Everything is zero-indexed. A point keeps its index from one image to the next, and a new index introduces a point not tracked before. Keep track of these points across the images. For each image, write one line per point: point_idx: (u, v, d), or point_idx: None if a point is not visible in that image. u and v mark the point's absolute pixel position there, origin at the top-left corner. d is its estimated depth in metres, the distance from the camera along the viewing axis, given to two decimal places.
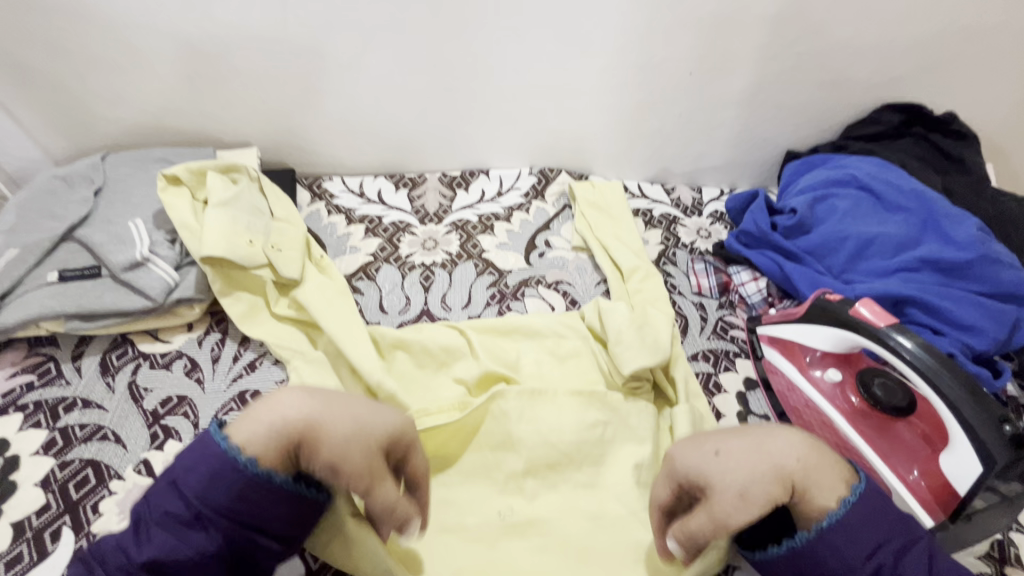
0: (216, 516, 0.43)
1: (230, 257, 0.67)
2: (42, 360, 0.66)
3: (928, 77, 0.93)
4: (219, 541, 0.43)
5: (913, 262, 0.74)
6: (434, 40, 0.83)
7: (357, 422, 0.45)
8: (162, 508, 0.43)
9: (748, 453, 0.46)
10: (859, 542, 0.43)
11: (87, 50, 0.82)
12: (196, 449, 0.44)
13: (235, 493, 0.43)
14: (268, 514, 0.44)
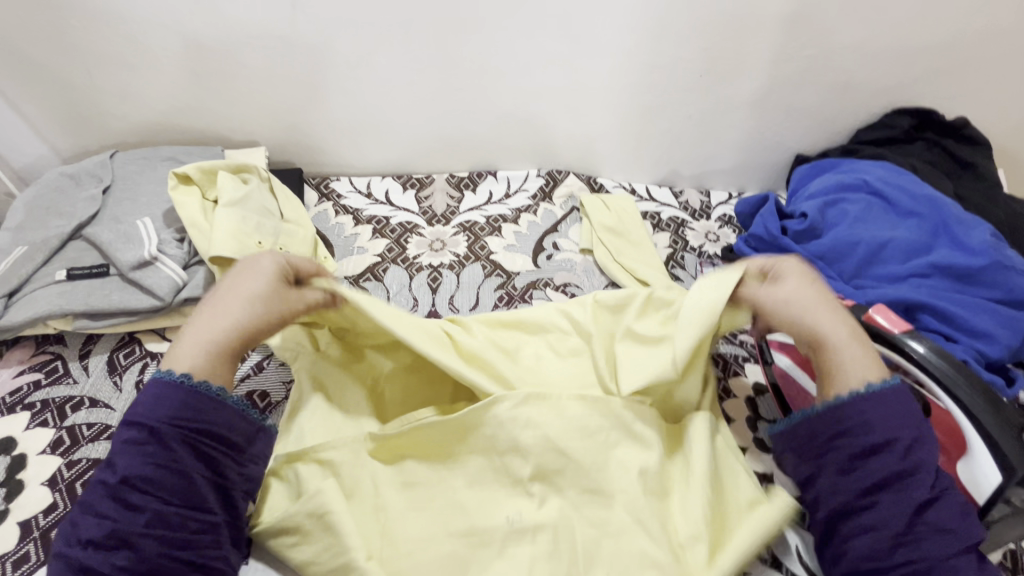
0: (169, 426, 0.45)
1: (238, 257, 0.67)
2: (49, 358, 0.66)
3: (940, 81, 0.93)
4: (178, 442, 0.45)
5: (925, 268, 0.73)
6: (443, 40, 0.83)
7: (251, 294, 0.52)
8: (120, 438, 0.46)
9: (815, 303, 0.55)
10: (851, 418, 0.49)
11: (96, 48, 0.82)
12: (143, 394, 0.48)
13: (180, 401, 0.46)
14: (218, 420, 0.48)
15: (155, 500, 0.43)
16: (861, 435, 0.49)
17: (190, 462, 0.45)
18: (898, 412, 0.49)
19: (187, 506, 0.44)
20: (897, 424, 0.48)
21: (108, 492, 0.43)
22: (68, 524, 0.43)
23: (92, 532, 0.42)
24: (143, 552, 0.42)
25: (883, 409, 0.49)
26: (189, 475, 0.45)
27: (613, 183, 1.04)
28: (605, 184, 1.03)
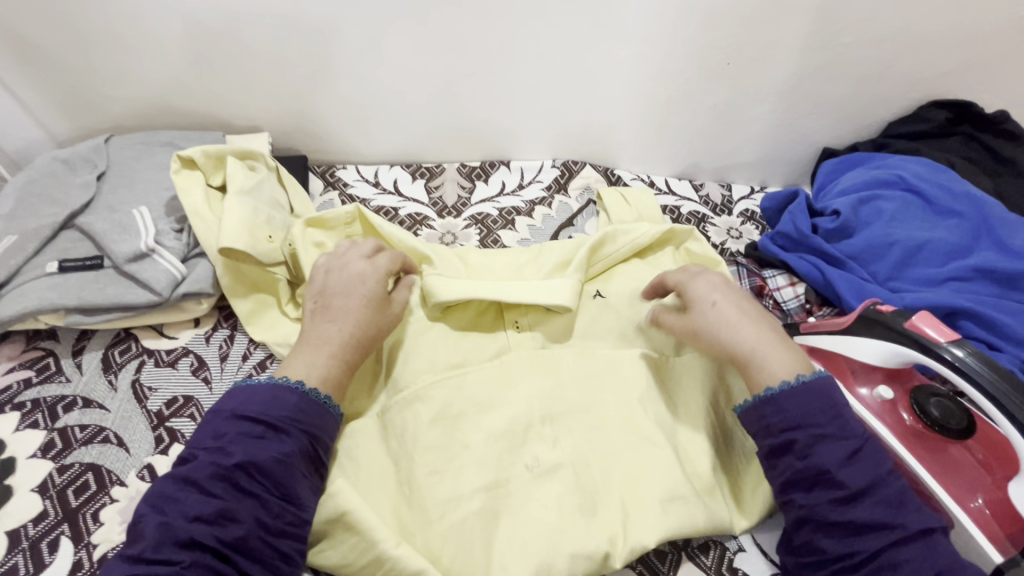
0: (289, 424, 0.51)
1: (251, 252, 0.63)
2: (40, 355, 0.62)
3: (980, 72, 0.88)
4: (297, 442, 0.51)
5: (966, 271, 0.70)
6: (458, 21, 0.78)
7: (366, 303, 0.60)
8: (231, 430, 0.49)
9: (725, 320, 0.58)
10: (788, 414, 0.52)
11: (89, 26, 0.77)
12: (249, 391, 0.52)
13: (295, 404, 0.52)
14: (324, 425, 0.53)
15: (266, 487, 0.48)
16: (797, 434, 0.51)
17: (295, 465, 0.50)
18: (828, 410, 0.51)
19: (282, 503, 0.48)
20: (821, 420, 0.51)
21: (217, 474, 0.46)
22: (167, 498, 0.45)
23: (197, 513, 0.44)
24: (236, 539, 0.45)
25: (805, 407, 0.52)
26: (280, 482, 0.48)
27: (631, 175, 1.00)
28: (623, 176, 0.98)
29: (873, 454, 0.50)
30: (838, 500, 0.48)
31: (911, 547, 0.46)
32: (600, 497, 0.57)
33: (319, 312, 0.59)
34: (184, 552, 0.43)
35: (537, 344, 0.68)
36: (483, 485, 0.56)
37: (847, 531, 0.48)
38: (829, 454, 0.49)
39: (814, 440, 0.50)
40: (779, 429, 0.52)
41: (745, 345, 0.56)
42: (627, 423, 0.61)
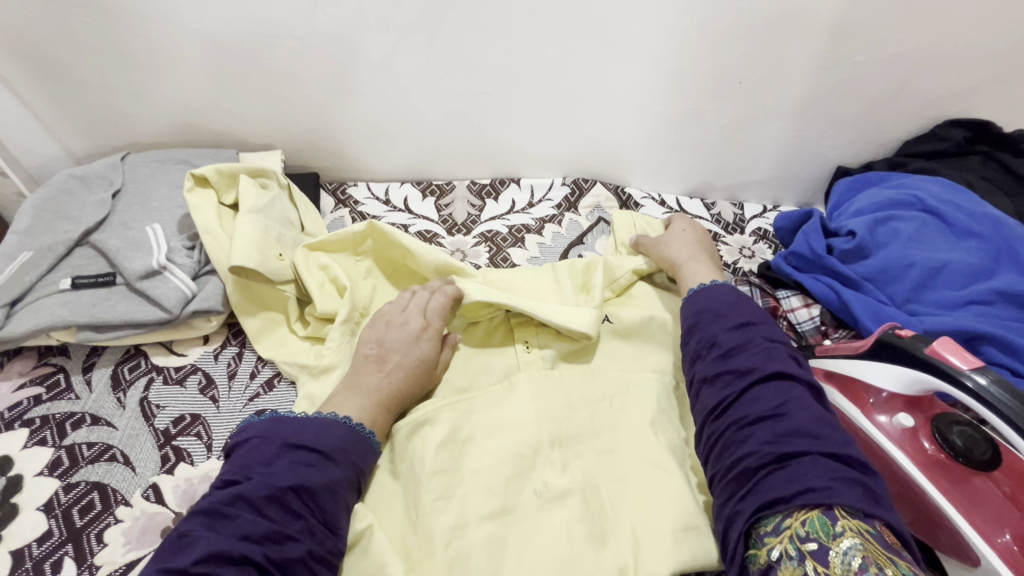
0: (340, 454, 0.52)
1: (261, 270, 0.63)
2: (51, 371, 0.63)
3: (999, 91, 0.87)
4: (344, 472, 0.51)
5: (987, 294, 0.68)
6: (470, 42, 0.79)
7: (420, 365, 0.61)
8: (286, 456, 0.50)
9: (682, 242, 0.76)
10: (700, 304, 0.64)
11: (110, 47, 0.79)
12: (300, 421, 0.53)
13: (344, 437, 0.53)
14: (366, 459, 0.54)
15: (319, 513, 0.48)
16: (698, 318, 0.63)
17: (340, 494, 0.50)
18: (729, 302, 0.63)
19: (326, 532, 0.48)
20: (722, 309, 0.62)
21: (271, 496, 0.47)
22: (220, 515, 0.44)
23: (250, 532, 0.44)
24: (284, 561, 0.44)
25: (722, 304, 0.63)
26: (327, 510, 0.48)
27: (642, 194, 0.99)
28: (633, 195, 0.98)
29: (757, 330, 0.59)
30: (718, 358, 0.57)
31: (765, 388, 0.53)
32: (610, 525, 0.56)
33: (374, 360, 0.60)
34: (235, 569, 0.42)
35: (547, 365, 0.67)
36: (491, 511, 0.55)
37: (725, 380, 0.55)
38: (717, 326, 0.60)
39: (712, 320, 0.61)
40: (692, 313, 0.64)
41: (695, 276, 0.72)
42: (638, 447, 0.60)
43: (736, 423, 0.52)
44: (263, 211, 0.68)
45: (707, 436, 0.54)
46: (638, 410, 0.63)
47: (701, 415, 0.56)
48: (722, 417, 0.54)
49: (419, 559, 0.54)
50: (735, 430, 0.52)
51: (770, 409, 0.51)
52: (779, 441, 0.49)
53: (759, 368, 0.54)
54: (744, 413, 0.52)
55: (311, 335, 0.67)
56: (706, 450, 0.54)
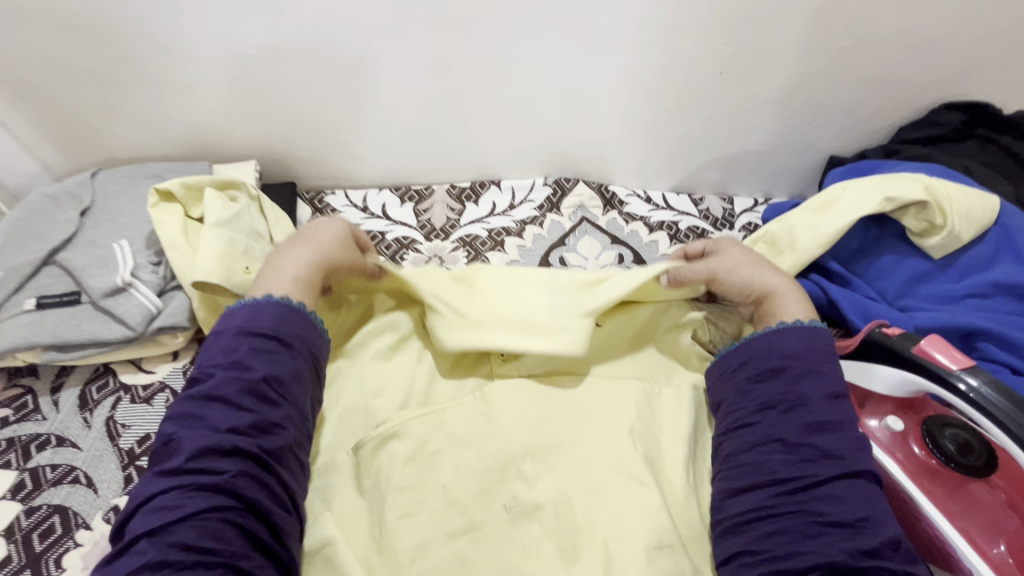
0: (299, 340, 0.54)
1: (224, 285, 0.62)
2: (19, 392, 0.62)
3: (997, 72, 0.83)
4: (304, 360, 0.54)
5: (985, 287, 0.64)
6: (437, 42, 0.77)
7: (338, 235, 0.64)
8: (243, 346, 0.51)
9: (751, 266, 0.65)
10: (783, 349, 0.56)
11: (78, 63, 0.78)
12: (251, 306, 0.54)
13: (301, 323, 0.55)
14: (319, 340, 0.56)
15: (289, 399, 0.51)
16: (792, 365, 0.55)
17: (304, 381, 0.53)
18: (821, 353, 0.56)
19: (301, 416, 0.52)
20: (814, 357, 0.55)
21: (242, 389, 0.50)
22: (195, 416, 0.48)
23: (231, 425, 0.48)
24: (275, 447, 0.49)
25: (798, 346, 0.56)
26: (296, 397, 0.52)
27: (626, 192, 0.97)
28: (617, 193, 0.96)
29: (845, 403, 0.54)
30: (805, 427, 0.51)
31: (854, 484, 0.48)
32: (581, 541, 0.53)
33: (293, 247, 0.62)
34: (226, 460, 0.46)
35: (522, 374, 0.65)
36: (458, 527, 0.54)
37: (804, 456, 0.50)
38: (813, 385, 0.53)
39: (803, 374, 0.54)
40: (777, 358, 0.56)
41: (768, 287, 0.63)
42: (613, 458, 0.58)
43: (813, 514, 0.47)
44: (228, 223, 0.67)
45: (761, 505, 0.49)
46: (613, 417, 0.60)
47: (762, 480, 0.50)
48: (788, 499, 0.49)
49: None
50: (808, 522, 0.47)
51: (856, 516, 0.47)
52: (858, 552, 0.45)
53: (848, 459, 0.50)
54: (825, 510, 0.47)
55: None
56: (750, 518, 0.49)
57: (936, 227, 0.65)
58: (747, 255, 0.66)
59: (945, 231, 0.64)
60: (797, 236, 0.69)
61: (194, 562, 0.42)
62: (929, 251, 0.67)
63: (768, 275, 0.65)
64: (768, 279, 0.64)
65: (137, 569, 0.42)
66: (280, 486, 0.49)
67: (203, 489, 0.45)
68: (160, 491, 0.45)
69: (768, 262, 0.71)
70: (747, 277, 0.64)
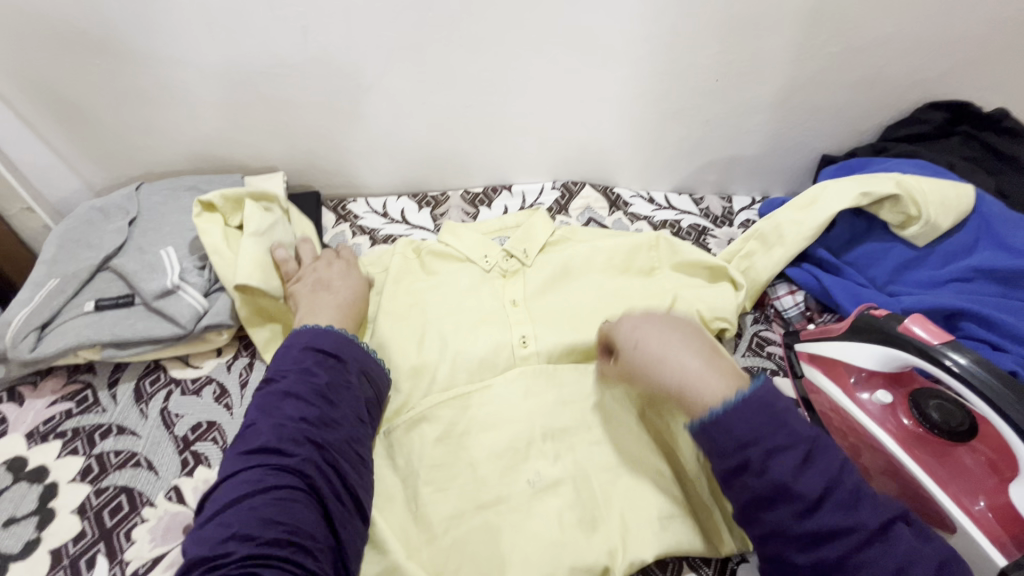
0: (354, 359, 0.60)
1: (263, 287, 0.68)
2: (80, 387, 0.68)
3: (975, 72, 0.88)
4: (360, 375, 0.60)
5: (966, 272, 0.68)
6: (453, 58, 0.83)
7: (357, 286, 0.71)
8: (309, 358, 0.58)
9: (657, 356, 0.54)
10: (733, 434, 0.46)
11: (122, 86, 0.84)
12: (318, 332, 0.61)
13: (353, 349, 0.61)
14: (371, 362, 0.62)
15: (349, 402, 0.57)
16: (751, 453, 0.46)
17: (361, 391, 0.59)
18: (772, 416, 0.46)
19: (359, 418, 0.57)
20: (770, 431, 0.46)
21: (312, 390, 0.55)
22: (272, 407, 0.53)
23: (303, 418, 0.52)
24: (336, 439, 0.53)
25: (749, 422, 0.46)
26: (355, 403, 0.57)
27: (630, 193, 1.02)
28: (622, 194, 1.02)
29: (825, 454, 0.46)
30: (798, 514, 0.44)
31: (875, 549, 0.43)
32: (600, 511, 0.58)
33: (321, 290, 0.68)
34: (298, 447, 0.50)
35: (541, 361, 0.68)
36: (486, 500, 0.59)
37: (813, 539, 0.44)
38: (782, 467, 0.45)
39: (768, 456, 0.45)
40: (734, 448, 0.46)
41: (676, 379, 0.52)
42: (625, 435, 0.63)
43: None
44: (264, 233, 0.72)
45: None
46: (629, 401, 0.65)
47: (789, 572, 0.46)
48: None
49: (420, 549, 0.57)
50: None
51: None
52: None
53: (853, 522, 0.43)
54: None
55: None
56: None
57: (913, 218, 0.70)
58: (640, 347, 0.56)
59: (921, 221, 0.69)
60: (784, 232, 0.76)
61: (274, 538, 0.43)
62: (912, 240, 0.71)
63: (675, 349, 0.54)
64: (676, 357, 0.53)
65: (224, 537, 0.43)
66: (346, 478, 0.52)
67: (282, 468, 0.48)
68: (244, 468, 0.48)
69: (760, 256, 0.77)
70: (659, 374, 0.53)
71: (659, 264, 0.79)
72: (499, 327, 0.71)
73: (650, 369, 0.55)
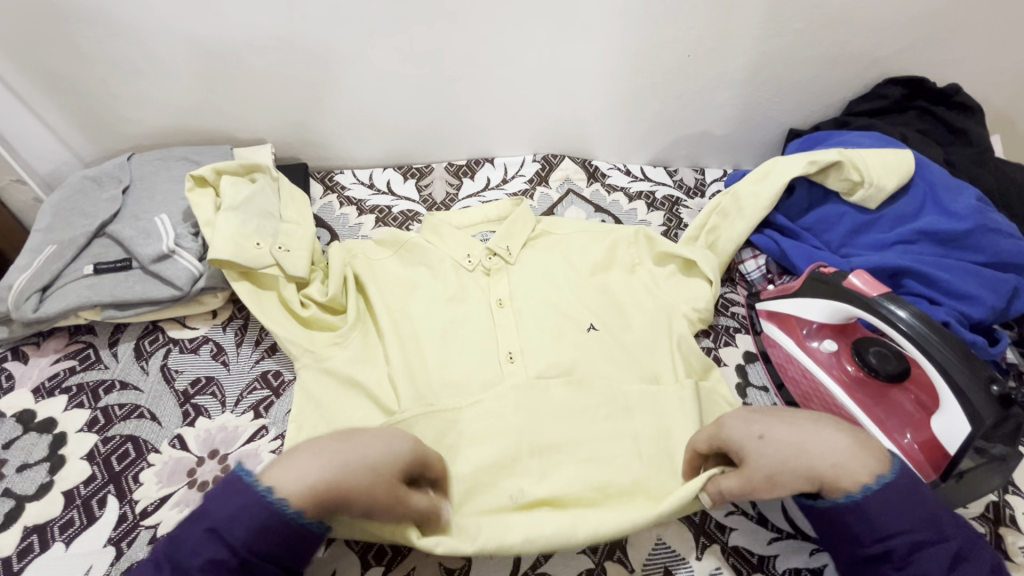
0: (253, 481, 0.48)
1: (235, 259, 0.70)
2: (82, 347, 0.71)
3: (931, 49, 0.93)
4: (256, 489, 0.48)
5: (910, 235, 0.74)
6: (436, 32, 0.85)
7: (386, 449, 0.52)
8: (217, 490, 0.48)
9: (790, 436, 0.52)
10: (882, 526, 0.48)
11: (109, 58, 0.86)
12: (245, 493, 0.47)
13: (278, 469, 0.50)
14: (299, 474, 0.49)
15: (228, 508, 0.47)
16: (895, 543, 0.47)
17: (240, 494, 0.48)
18: (929, 515, 0.47)
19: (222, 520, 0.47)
20: (913, 524, 0.47)
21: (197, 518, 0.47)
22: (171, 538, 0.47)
23: (212, 554, 0.45)
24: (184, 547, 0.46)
25: (899, 517, 0.48)
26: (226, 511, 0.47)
27: (608, 165, 1.07)
28: (600, 167, 1.06)
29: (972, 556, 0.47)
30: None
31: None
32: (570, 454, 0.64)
33: (337, 438, 0.52)
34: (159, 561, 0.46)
35: (519, 319, 0.73)
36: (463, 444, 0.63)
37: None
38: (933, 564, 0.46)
39: (911, 550, 0.47)
40: (871, 539, 0.49)
41: (826, 462, 0.50)
42: (598, 386, 0.67)
43: None
44: (243, 206, 0.75)
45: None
46: (604, 357, 0.70)
47: None
48: None
49: None
50: None
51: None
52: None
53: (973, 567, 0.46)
54: None
55: (315, 316, 0.72)
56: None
57: (857, 183, 0.76)
58: (763, 435, 0.53)
59: (866, 185, 0.75)
60: (742, 203, 0.81)
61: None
62: (862, 204, 0.77)
63: (813, 429, 0.52)
64: (816, 437, 0.52)
65: None
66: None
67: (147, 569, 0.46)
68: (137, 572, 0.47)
69: (724, 229, 0.83)
70: (806, 457, 0.51)
71: (640, 260, 0.80)
72: (487, 349, 0.70)
73: (787, 452, 0.51)
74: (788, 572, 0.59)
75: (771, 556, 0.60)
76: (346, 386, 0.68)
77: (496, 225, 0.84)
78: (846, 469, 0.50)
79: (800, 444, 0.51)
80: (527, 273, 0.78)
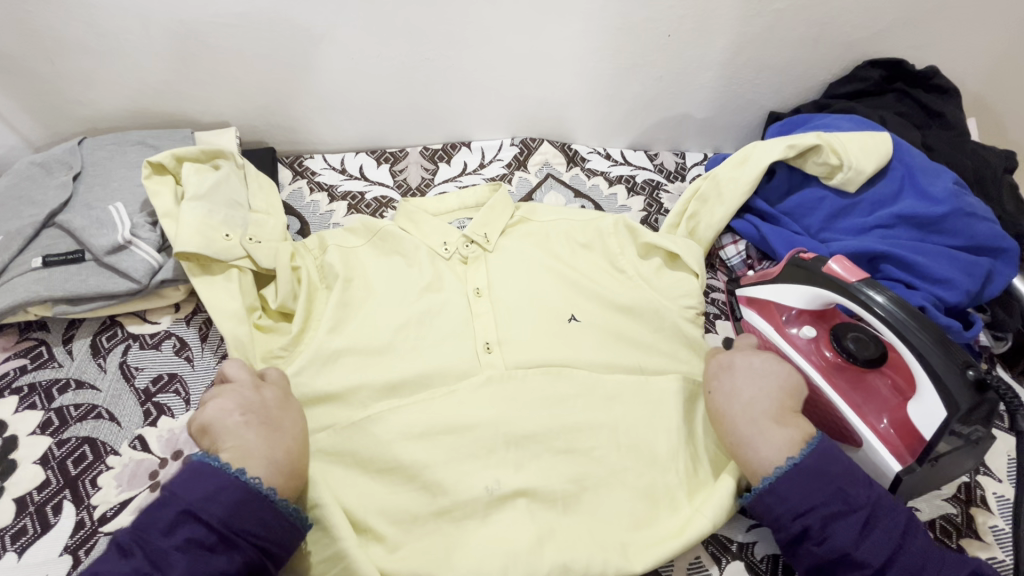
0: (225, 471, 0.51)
1: (204, 251, 0.67)
2: (33, 344, 0.67)
3: (912, 31, 0.92)
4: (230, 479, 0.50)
5: (889, 219, 0.74)
6: (407, 9, 0.81)
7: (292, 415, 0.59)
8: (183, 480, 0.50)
9: (727, 404, 0.61)
10: (792, 502, 0.54)
11: (55, 34, 0.80)
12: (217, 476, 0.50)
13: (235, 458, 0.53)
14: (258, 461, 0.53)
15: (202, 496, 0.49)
16: (809, 519, 0.53)
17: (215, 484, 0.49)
18: (833, 489, 0.53)
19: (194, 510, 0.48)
20: (824, 499, 0.53)
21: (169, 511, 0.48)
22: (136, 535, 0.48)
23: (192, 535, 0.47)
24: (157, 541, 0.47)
25: (804, 492, 0.53)
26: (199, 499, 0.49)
27: (588, 149, 1.05)
28: (580, 150, 1.04)
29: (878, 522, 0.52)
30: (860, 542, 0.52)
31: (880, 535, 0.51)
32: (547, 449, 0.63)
33: (258, 425, 0.56)
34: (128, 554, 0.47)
35: (496, 310, 0.71)
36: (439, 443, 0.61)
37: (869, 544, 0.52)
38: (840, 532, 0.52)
39: (826, 522, 0.52)
40: (791, 518, 0.54)
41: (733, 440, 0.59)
42: (577, 378, 0.66)
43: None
44: (208, 196, 0.71)
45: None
46: (584, 347, 0.69)
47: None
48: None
49: (381, 477, 0.60)
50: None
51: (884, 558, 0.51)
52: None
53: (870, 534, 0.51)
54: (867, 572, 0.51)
55: (285, 308, 0.70)
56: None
57: (836, 167, 0.76)
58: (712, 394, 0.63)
59: (845, 168, 0.75)
60: (722, 189, 0.80)
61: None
62: (842, 188, 0.77)
63: (738, 416, 0.59)
64: (737, 421, 0.59)
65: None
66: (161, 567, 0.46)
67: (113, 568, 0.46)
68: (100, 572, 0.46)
69: (704, 215, 0.81)
70: (722, 431, 0.61)
71: (624, 251, 0.77)
72: (463, 340, 0.68)
73: (718, 416, 0.61)
74: (767, 557, 0.60)
75: (750, 543, 0.61)
76: (317, 382, 0.65)
77: (473, 212, 0.81)
78: (751, 453, 0.57)
79: (733, 417, 0.60)
80: (505, 261, 0.75)
